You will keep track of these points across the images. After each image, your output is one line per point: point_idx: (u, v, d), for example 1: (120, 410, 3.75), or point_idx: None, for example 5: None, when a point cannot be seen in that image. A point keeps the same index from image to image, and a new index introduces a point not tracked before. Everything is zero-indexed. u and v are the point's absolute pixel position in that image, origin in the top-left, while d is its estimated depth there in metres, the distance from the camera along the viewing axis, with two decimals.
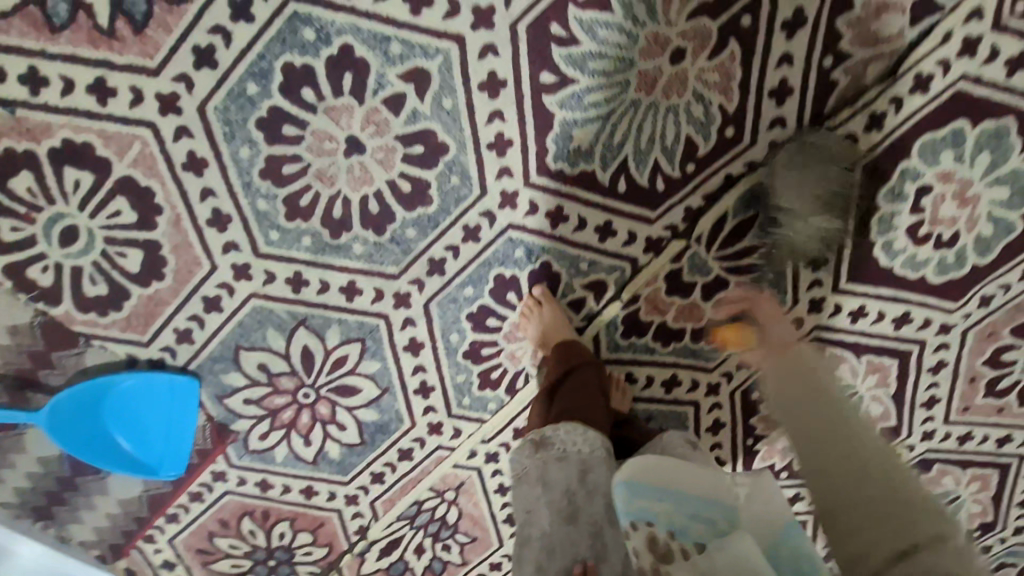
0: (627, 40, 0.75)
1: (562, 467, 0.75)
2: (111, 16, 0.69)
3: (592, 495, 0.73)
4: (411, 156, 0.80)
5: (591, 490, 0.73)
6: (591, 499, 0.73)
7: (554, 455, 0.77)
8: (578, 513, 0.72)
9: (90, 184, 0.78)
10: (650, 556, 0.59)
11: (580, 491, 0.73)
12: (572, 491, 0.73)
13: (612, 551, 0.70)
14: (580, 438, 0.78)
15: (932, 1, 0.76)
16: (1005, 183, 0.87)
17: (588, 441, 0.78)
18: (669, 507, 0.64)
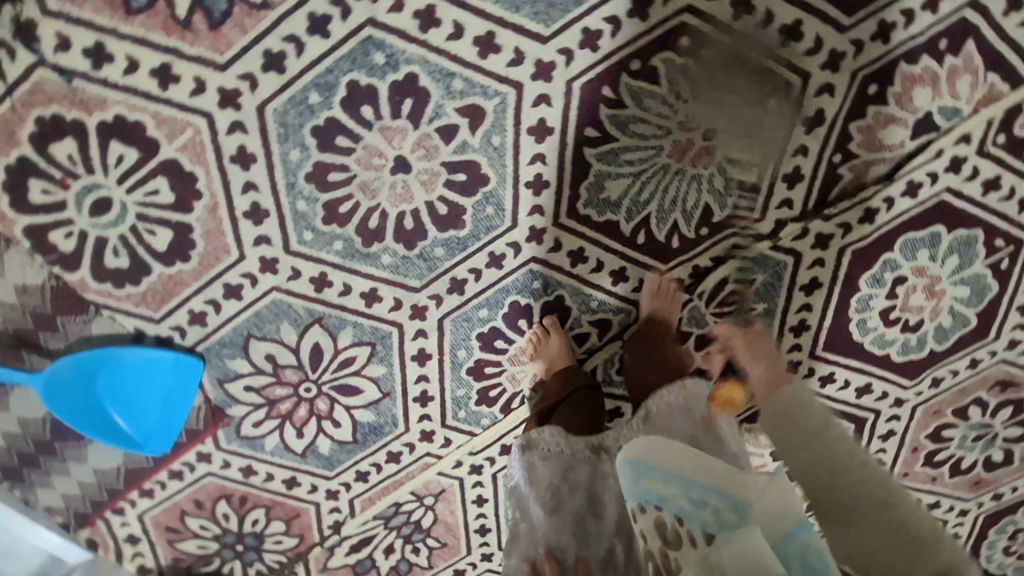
0: (667, 111, 0.82)
1: (547, 466, 0.82)
2: (190, 10, 0.71)
3: (574, 489, 0.80)
4: (453, 182, 0.84)
5: (574, 486, 0.81)
6: (572, 493, 0.80)
7: (537, 456, 0.83)
8: (559, 504, 0.79)
9: (134, 161, 0.78)
10: (657, 541, 0.59)
11: (563, 487, 0.80)
12: (556, 485, 0.81)
13: (593, 541, 0.77)
14: (560, 438, 0.84)
15: (932, 121, 0.86)
16: (968, 283, 0.98)
17: (569, 442, 0.84)
18: (680, 494, 0.63)
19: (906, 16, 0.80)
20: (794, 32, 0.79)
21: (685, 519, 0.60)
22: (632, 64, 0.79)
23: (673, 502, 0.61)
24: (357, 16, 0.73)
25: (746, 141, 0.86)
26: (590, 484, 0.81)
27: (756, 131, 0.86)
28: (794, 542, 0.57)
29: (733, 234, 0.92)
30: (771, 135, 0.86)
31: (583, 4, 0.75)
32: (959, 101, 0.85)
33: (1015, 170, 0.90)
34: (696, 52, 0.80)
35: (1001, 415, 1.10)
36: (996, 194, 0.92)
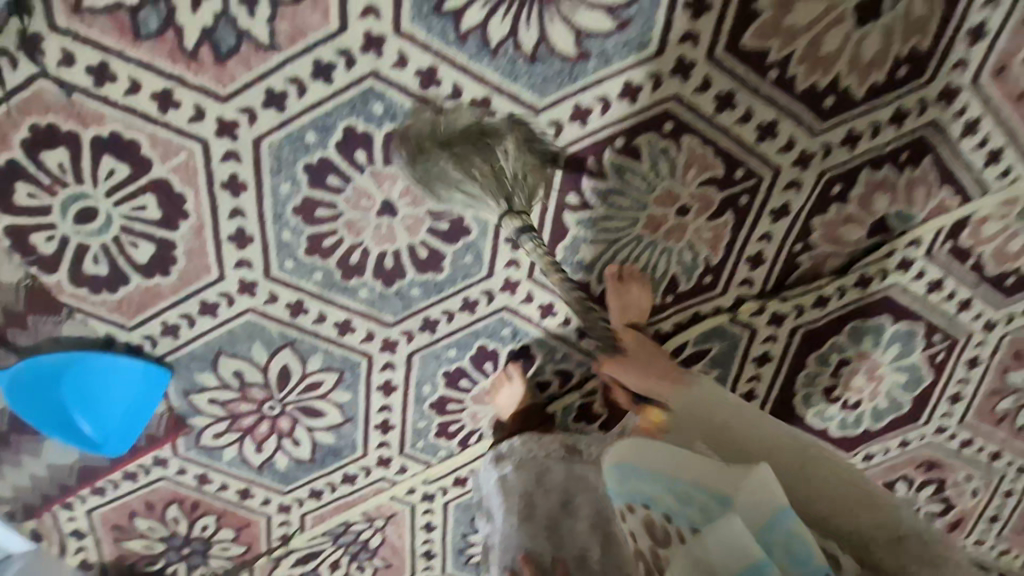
0: (646, 187, 0.87)
1: (521, 474, 0.83)
2: (197, 42, 0.73)
3: (548, 491, 0.80)
4: (437, 230, 0.88)
5: (548, 489, 0.80)
6: (546, 495, 0.80)
7: (511, 466, 0.84)
8: (532, 508, 0.79)
9: (125, 176, 0.80)
10: (647, 541, 0.57)
11: (536, 491, 0.80)
12: (529, 491, 0.80)
13: (567, 541, 0.75)
14: (534, 445, 0.86)
15: (886, 224, 0.93)
16: (906, 371, 1.06)
17: (543, 446, 0.85)
18: (665, 492, 0.58)
19: (873, 128, 0.85)
20: (770, 130, 0.84)
21: (675, 517, 0.57)
22: (617, 142, 0.83)
23: (661, 503, 0.58)
24: (361, 67, 0.76)
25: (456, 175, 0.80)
26: (564, 484, 0.81)
27: (463, 160, 0.80)
28: (781, 529, 0.53)
29: (695, 305, 0.97)
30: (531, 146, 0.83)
31: (577, 82, 0.79)
32: (913, 208, 0.92)
33: (957, 275, 0.97)
34: (678, 137, 0.84)
35: (924, 492, 1.18)
36: (938, 294, 0.99)
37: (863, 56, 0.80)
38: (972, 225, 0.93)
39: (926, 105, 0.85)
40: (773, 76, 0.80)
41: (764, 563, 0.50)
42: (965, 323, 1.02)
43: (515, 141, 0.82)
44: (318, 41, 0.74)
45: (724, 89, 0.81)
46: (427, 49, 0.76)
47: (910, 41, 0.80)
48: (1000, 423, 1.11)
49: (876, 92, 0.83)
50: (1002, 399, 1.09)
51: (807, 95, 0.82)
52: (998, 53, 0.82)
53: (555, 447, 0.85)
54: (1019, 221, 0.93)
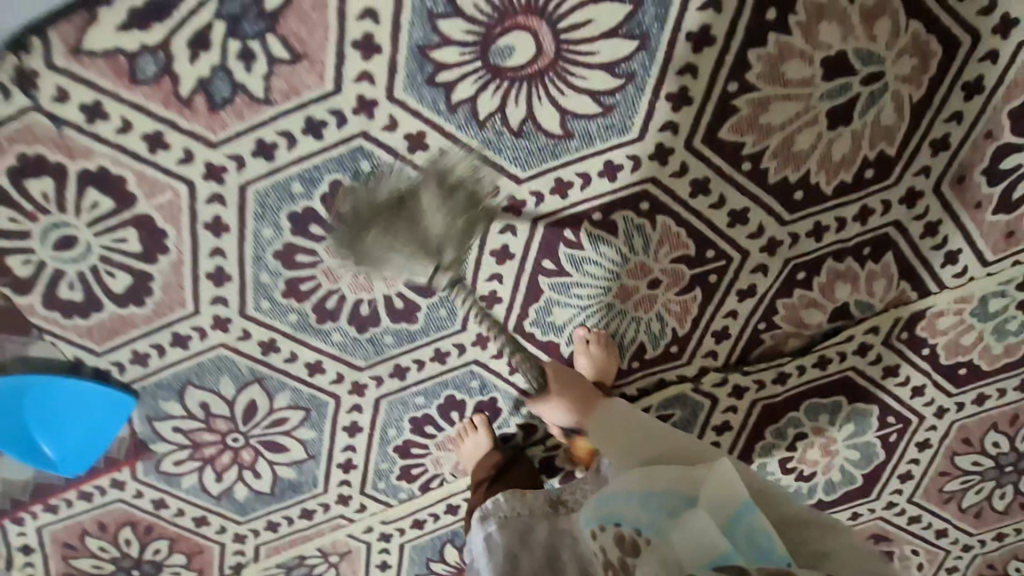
0: (620, 259, 0.90)
1: (506, 533, 0.79)
2: (192, 90, 0.75)
3: (533, 550, 0.78)
4: (414, 283, 0.89)
5: (532, 546, 0.78)
6: (531, 555, 0.77)
7: (495, 524, 0.80)
8: (516, 567, 0.76)
9: (109, 210, 0.81)
10: (619, 552, 0.68)
11: (522, 552, 0.77)
12: (514, 551, 0.77)
13: None
14: (517, 503, 0.82)
15: (847, 310, 0.96)
16: (859, 448, 1.08)
17: (526, 503, 0.82)
18: (636, 508, 0.69)
19: (838, 223, 0.89)
20: (741, 216, 0.88)
21: (644, 528, 0.68)
22: (595, 216, 0.87)
23: (631, 518, 0.69)
24: (352, 126, 0.78)
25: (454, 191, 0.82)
26: (549, 541, 0.78)
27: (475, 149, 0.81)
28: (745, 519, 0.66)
29: (660, 371, 0.99)
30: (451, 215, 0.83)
31: (560, 158, 0.82)
32: (874, 299, 0.96)
33: (912, 362, 1.00)
34: (654, 215, 0.87)
35: None
36: (894, 379, 1.02)
37: (833, 156, 0.85)
38: (927, 318, 0.97)
39: (889, 205, 0.89)
40: (746, 167, 0.84)
41: (728, 554, 0.63)
42: (919, 408, 1.04)
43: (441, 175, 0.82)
44: (311, 99, 0.76)
45: (700, 175, 0.85)
46: (417, 115, 0.78)
47: (877, 146, 0.84)
48: (946, 503, 1.14)
49: (843, 190, 0.87)
50: (950, 481, 1.11)
51: (777, 187, 0.86)
52: (958, 164, 0.87)
53: (542, 501, 0.82)
54: (973, 316, 0.97)
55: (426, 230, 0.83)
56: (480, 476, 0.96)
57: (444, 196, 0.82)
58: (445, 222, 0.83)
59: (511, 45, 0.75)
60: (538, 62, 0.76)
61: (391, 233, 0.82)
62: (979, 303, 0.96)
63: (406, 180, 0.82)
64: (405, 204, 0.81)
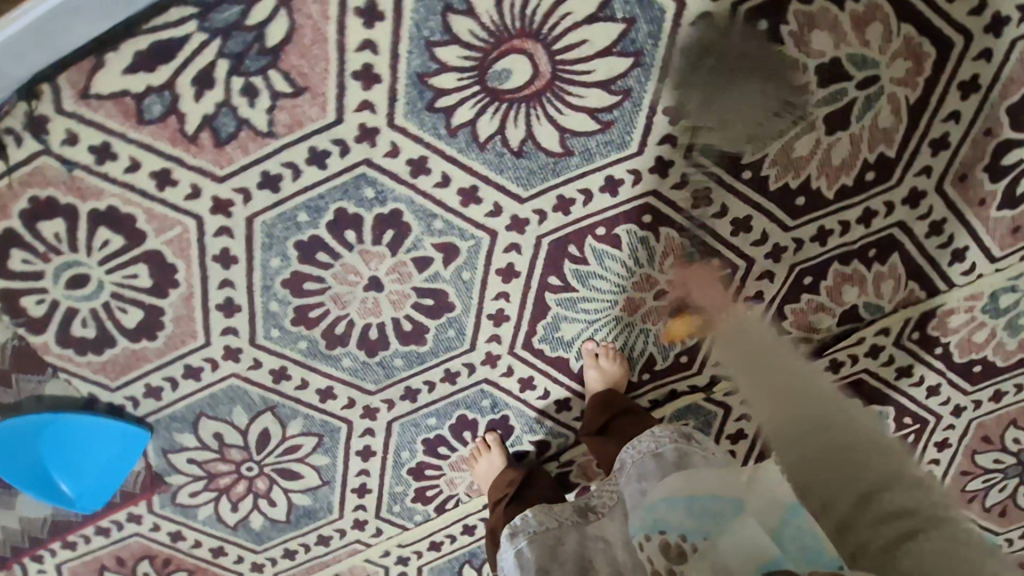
0: (626, 272, 0.90)
1: (536, 546, 0.76)
2: (198, 127, 0.76)
3: (564, 564, 0.74)
4: (421, 305, 0.90)
5: (564, 560, 0.74)
6: (562, 568, 0.74)
7: (524, 540, 0.77)
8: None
9: (120, 247, 0.83)
10: (665, 560, 0.66)
11: (553, 566, 0.74)
12: (545, 565, 0.74)
13: None
14: (546, 516, 0.80)
15: (857, 313, 0.95)
16: None
17: (553, 515, 0.80)
18: (685, 512, 0.68)
19: (842, 226, 0.89)
20: (744, 224, 0.88)
21: (692, 534, 0.66)
22: (598, 230, 0.87)
23: (678, 522, 0.67)
24: (354, 154, 0.80)
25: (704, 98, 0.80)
26: (580, 552, 0.75)
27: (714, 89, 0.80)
28: (795, 524, 0.66)
29: (671, 382, 0.98)
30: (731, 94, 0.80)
31: (561, 175, 0.83)
32: (882, 300, 0.94)
33: (925, 362, 0.99)
34: (657, 228, 0.87)
35: None
36: (908, 380, 1.00)
37: (832, 161, 0.85)
38: (938, 317, 0.96)
39: (893, 206, 0.88)
40: (747, 175, 0.85)
41: (778, 558, 0.59)
42: (935, 408, 1.02)
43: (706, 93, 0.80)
44: (314, 130, 0.78)
45: (701, 185, 0.85)
46: (418, 141, 0.79)
47: (876, 149, 0.85)
48: (969, 503, 1.11)
49: (845, 194, 0.87)
50: (972, 480, 1.09)
51: (779, 194, 0.86)
52: (959, 162, 0.86)
53: (569, 511, 0.80)
54: (984, 313, 0.95)
55: (664, 95, 0.80)
56: (496, 493, 0.96)
57: (739, 88, 0.80)
58: (744, 108, 0.81)
59: (508, 68, 0.76)
60: (535, 83, 0.77)
61: (692, 86, 0.80)
62: (990, 299, 0.94)
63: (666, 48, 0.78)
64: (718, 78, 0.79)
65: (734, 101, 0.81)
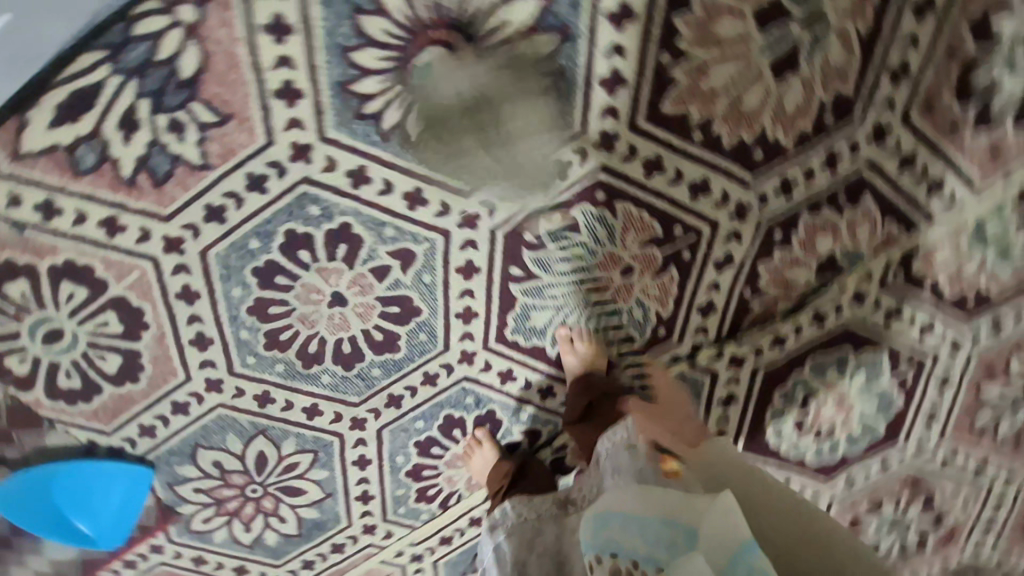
0: (588, 253, 0.88)
1: (513, 538, 0.80)
2: (134, 170, 0.76)
3: (541, 557, 0.77)
4: (388, 313, 0.90)
5: (540, 553, 0.77)
6: (538, 561, 0.77)
7: (503, 534, 0.82)
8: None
9: (85, 298, 0.84)
10: None
11: (529, 558, 0.77)
12: (522, 558, 0.78)
13: None
14: (525, 507, 0.84)
15: (834, 262, 0.91)
16: (875, 397, 1.03)
17: (533, 508, 0.83)
18: (636, 536, 0.64)
19: (806, 174, 0.84)
20: (703, 187, 0.84)
21: (642, 561, 0.63)
22: (552, 215, 0.85)
23: (626, 546, 0.64)
24: (293, 174, 0.79)
25: (455, 75, 0.75)
26: (556, 544, 0.77)
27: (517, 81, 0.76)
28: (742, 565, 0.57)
29: (652, 356, 0.97)
30: (472, 71, 0.75)
31: (503, 165, 0.81)
32: (859, 246, 0.90)
33: (914, 301, 0.95)
34: (612, 204, 0.85)
35: (912, 508, 1.16)
36: (898, 322, 0.97)
37: (786, 109, 0.80)
38: (922, 254, 0.91)
39: (857, 147, 0.83)
40: (697, 137, 0.81)
41: None
42: (930, 346, 0.99)
43: (475, 141, 0.79)
44: (247, 157, 0.77)
45: (651, 154, 0.82)
46: (353, 151, 0.78)
47: (832, 88, 0.79)
48: (980, 437, 1.09)
49: (804, 141, 0.82)
50: (979, 413, 1.06)
51: (734, 151, 0.82)
52: (925, 90, 0.80)
53: (549, 503, 0.83)
54: (971, 244, 0.91)
55: (596, 67, 0.76)
56: (493, 487, 0.96)
57: (524, 103, 0.77)
58: (546, 138, 0.79)
59: (430, 63, 0.74)
60: (460, 75, 0.75)
61: (461, 138, 0.79)
62: (976, 229, 0.90)
63: (481, 80, 0.75)
64: (494, 108, 0.77)
65: (477, 72, 0.75)
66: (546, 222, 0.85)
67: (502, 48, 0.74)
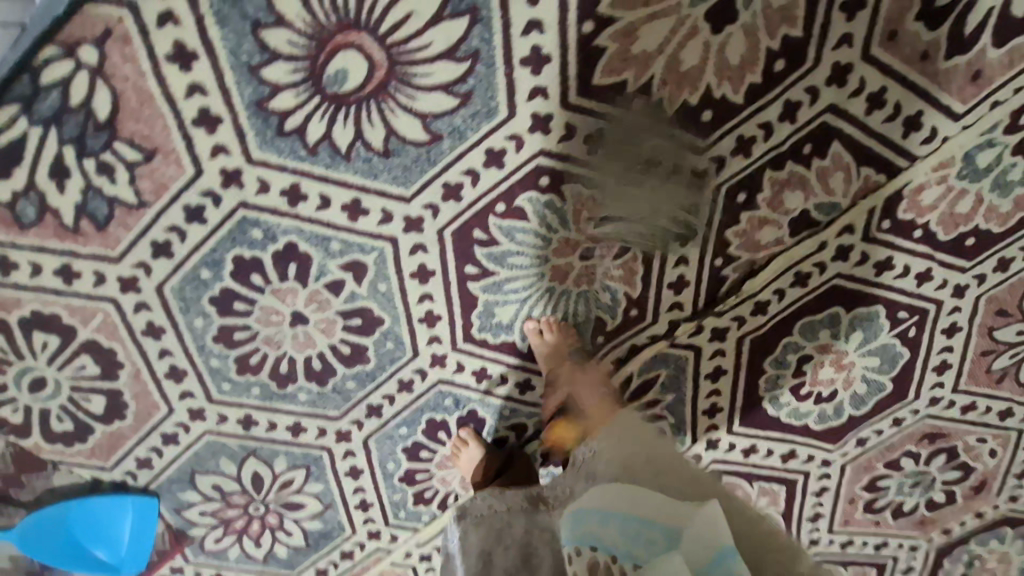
0: (542, 242, 0.85)
1: (481, 530, 0.76)
2: (75, 217, 0.77)
3: (508, 548, 0.73)
4: (351, 326, 0.89)
5: (508, 546, 0.73)
6: (505, 553, 0.73)
7: (470, 522, 0.78)
8: (489, 566, 0.73)
9: (58, 345, 0.86)
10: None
11: (495, 549, 0.74)
12: (488, 549, 0.74)
13: None
14: (495, 499, 0.80)
15: (809, 218, 0.85)
16: (877, 354, 0.96)
17: (503, 500, 0.80)
18: (617, 532, 0.62)
19: (764, 129, 0.78)
20: (652, 158, 0.80)
21: (619, 556, 0.61)
22: (498, 208, 0.82)
23: (606, 540, 0.61)
24: (229, 201, 0.78)
25: (662, 36, 0.72)
26: (525, 538, 0.73)
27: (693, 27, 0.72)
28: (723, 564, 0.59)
29: (629, 339, 0.93)
30: (657, 25, 0.72)
31: (437, 164, 0.78)
32: (836, 197, 0.84)
33: (905, 249, 0.88)
34: (559, 187, 0.81)
35: (935, 463, 1.09)
36: (891, 273, 0.90)
37: (730, 61, 0.74)
38: (907, 197, 0.84)
39: (817, 92, 0.76)
40: (638, 105, 0.76)
41: None
42: (931, 294, 0.91)
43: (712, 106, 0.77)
44: (181, 189, 0.77)
45: (591, 131, 0.77)
46: (284, 170, 0.77)
47: (778, 32, 0.73)
48: (1000, 383, 1.01)
49: (755, 94, 0.76)
50: (996, 358, 0.98)
51: (680, 115, 0.77)
52: (882, 19, 0.73)
53: (520, 497, 0.80)
54: (961, 180, 0.83)
55: (516, 47, 0.72)
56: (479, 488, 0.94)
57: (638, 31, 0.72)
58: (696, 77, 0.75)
59: (343, 68, 0.71)
60: (374, 76, 0.72)
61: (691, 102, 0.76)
62: (965, 162, 0.82)
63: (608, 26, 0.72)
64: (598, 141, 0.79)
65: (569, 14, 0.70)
66: (736, 169, 0.81)
67: (414, 42, 0.70)
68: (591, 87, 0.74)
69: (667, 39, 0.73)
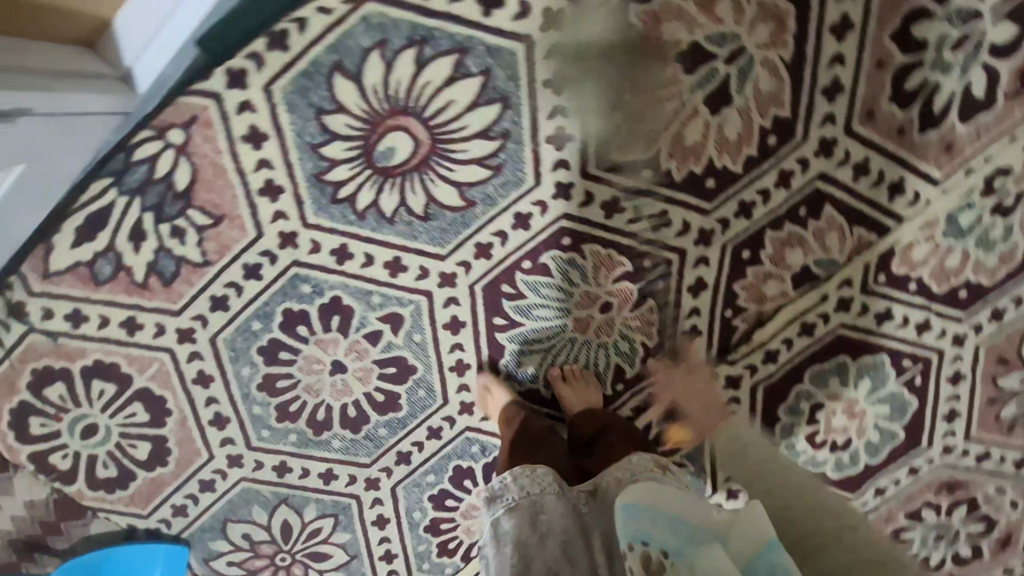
0: (565, 295, 0.92)
1: (516, 516, 0.67)
2: (145, 274, 0.86)
3: (546, 539, 0.65)
4: (386, 374, 0.95)
5: (545, 534, 0.65)
6: (544, 544, 0.64)
7: (504, 506, 0.69)
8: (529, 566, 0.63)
9: (114, 392, 0.93)
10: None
11: (534, 545, 0.64)
12: (524, 543, 0.64)
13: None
14: (529, 479, 0.71)
15: (810, 272, 0.93)
16: (887, 402, 1.00)
17: (538, 480, 0.71)
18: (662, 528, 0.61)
19: (762, 194, 0.88)
20: (663, 220, 0.88)
21: (670, 552, 0.59)
22: (524, 264, 0.90)
23: (657, 537, 0.59)
24: (283, 260, 0.87)
25: (670, 115, 0.83)
26: (565, 524, 0.65)
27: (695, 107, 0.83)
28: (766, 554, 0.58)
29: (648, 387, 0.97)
30: (664, 106, 0.83)
31: (470, 226, 0.87)
32: (833, 254, 0.92)
33: (903, 301, 0.94)
34: (579, 246, 0.89)
35: (957, 514, 1.09)
36: (891, 323, 0.96)
37: (728, 137, 0.84)
38: (898, 254, 0.92)
39: (807, 162, 0.86)
40: (649, 174, 0.86)
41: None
42: (932, 343, 0.97)
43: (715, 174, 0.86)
44: (242, 249, 0.86)
45: (607, 196, 0.87)
46: (334, 232, 0.86)
47: (769, 112, 0.84)
48: (1010, 431, 1.04)
49: (752, 164, 0.86)
50: (1003, 407, 1.02)
51: (687, 182, 0.86)
52: (860, 101, 0.83)
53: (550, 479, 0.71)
54: (947, 238, 0.91)
55: (541, 126, 0.82)
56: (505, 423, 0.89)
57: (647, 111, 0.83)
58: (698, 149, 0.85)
59: (391, 146, 0.82)
60: (418, 152, 0.82)
61: (696, 170, 0.86)
62: (948, 222, 0.90)
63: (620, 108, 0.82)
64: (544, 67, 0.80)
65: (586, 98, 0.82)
66: (739, 229, 0.89)
67: (453, 123, 0.81)
68: (607, 158, 0.85)
69: (674, 118, 0.83)
